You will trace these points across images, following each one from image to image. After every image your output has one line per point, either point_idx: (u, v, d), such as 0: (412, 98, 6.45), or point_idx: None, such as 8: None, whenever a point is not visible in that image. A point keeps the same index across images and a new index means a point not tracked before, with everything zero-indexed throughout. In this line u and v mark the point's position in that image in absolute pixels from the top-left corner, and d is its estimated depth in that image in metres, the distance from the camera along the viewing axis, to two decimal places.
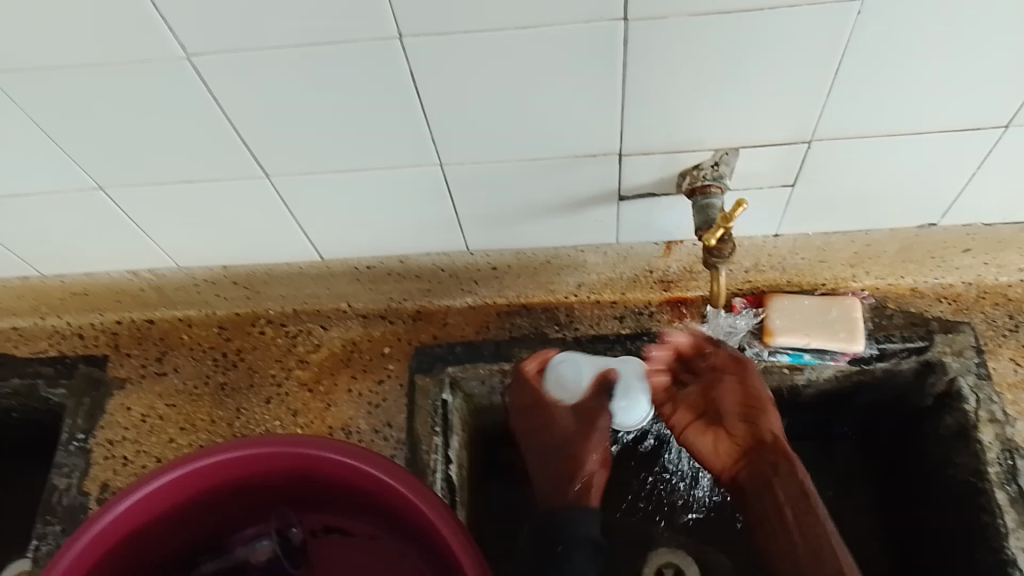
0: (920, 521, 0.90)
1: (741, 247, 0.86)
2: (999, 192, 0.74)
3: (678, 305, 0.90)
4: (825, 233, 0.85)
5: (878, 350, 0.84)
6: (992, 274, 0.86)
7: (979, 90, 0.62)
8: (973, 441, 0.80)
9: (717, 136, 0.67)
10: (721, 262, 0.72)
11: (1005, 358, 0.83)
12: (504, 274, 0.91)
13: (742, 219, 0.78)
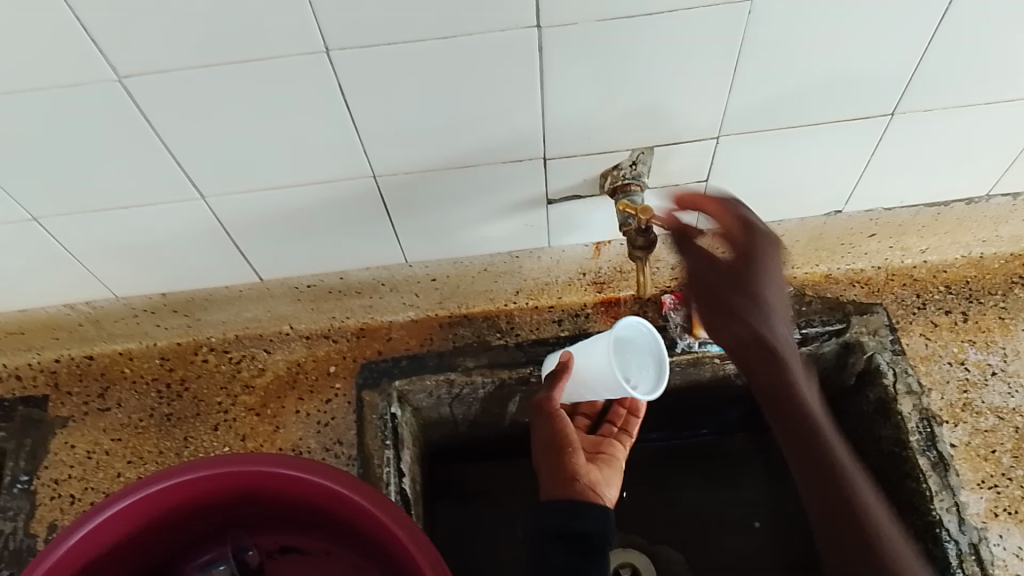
0: None
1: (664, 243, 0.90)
2: (893, 180, 0.81)
3: (612, 305, 0.95)
4: None
5: (800, 335, 0.88)
6: (898, 257, 0.93)
7: (868, 81, 0.68)
8: (894, 414, 0.85)
9: (634, 137, 0.71)
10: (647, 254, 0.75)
11: (916, 334, 0.90)
12: (443, 284, 0.92)
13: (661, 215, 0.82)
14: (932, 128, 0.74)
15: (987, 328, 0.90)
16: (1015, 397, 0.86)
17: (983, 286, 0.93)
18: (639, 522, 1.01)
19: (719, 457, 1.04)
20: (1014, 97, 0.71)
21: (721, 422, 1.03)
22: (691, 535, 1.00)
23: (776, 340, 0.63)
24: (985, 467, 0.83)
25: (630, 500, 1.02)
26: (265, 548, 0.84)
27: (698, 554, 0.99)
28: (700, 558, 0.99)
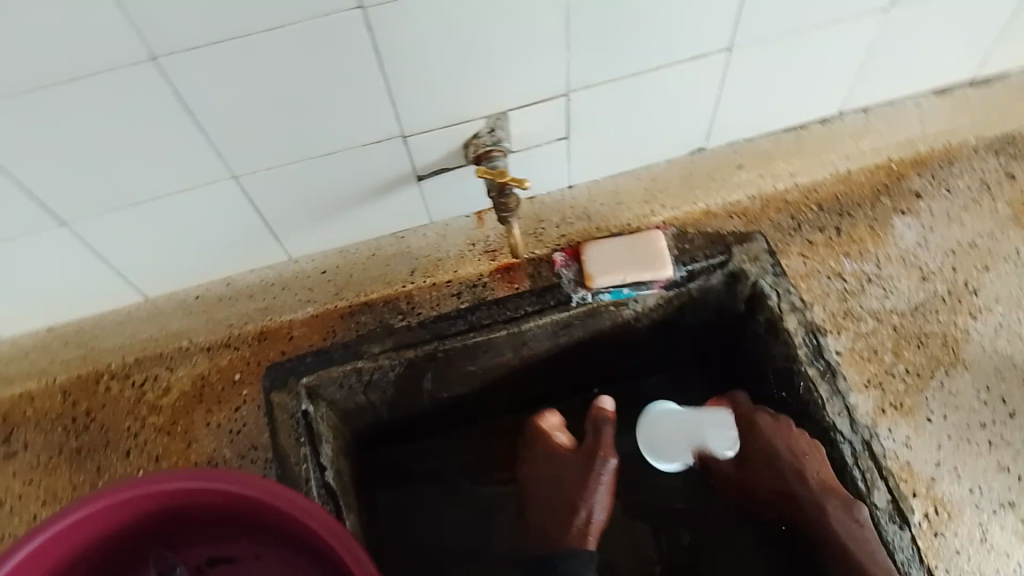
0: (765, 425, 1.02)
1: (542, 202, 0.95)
2: (746, 109, 0.84)
3: (507, 271, 0.96)
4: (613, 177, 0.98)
5: (686, 272, 0.94)
6: (769, 184, 0.98)
7: (703, 15, 0.70)
8: (782, 331, 0.90)
9: (487, 104, 0.73)
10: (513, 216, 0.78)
11: (794, 255, 0.95)
12: (334, 275, 0.95)
13: (535, 174, 0.84)
14: (774, 55, 0.77)
15: (859, 239, 0.96)
16: (890, 299, 0.92)
17: (853, 199, 0.98)
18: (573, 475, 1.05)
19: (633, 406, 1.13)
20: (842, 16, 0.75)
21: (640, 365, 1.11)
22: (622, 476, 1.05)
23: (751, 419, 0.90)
24: (870, 367, 0.89)
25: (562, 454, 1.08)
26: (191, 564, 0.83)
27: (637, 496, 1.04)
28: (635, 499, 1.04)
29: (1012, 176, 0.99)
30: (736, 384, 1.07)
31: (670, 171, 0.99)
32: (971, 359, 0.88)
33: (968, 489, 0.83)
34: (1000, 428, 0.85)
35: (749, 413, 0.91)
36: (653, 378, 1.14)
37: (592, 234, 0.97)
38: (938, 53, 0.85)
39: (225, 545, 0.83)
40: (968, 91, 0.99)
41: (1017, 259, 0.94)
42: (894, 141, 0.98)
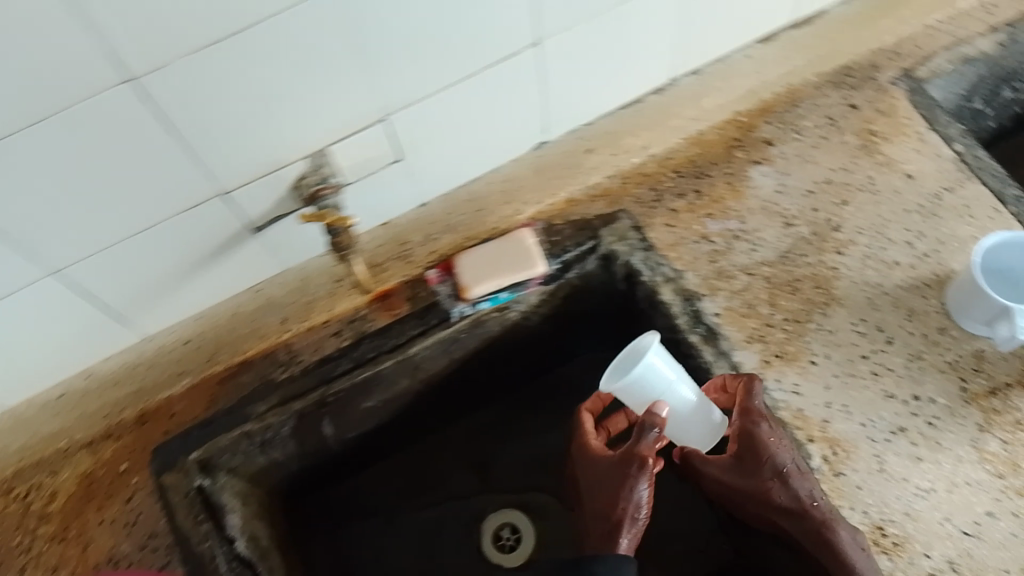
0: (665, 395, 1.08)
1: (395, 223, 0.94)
2: (577, 95, 0.84)
3: (385, 299, 0.95)
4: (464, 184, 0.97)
5: (560, 264, 0.97)
6: (625, 160, 1.00)
7: (495, 16, 0.70)
8: (660, 303, 0.94)
9: (303, 144, 0.72)
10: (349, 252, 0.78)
11: (659, 226, 0.97)
12: (201, 341, 0.93)
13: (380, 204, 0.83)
14: (582, 41, 0.77)
15: (719, 198, 0.97)
16: (757, 252, 0.94)
17: (708, 160, 0.99)
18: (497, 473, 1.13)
19: (553, 393, 1.18)
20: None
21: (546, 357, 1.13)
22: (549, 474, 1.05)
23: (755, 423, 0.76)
24: (750, 323, 0.90)
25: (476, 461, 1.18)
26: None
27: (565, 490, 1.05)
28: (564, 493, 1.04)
29: (856, 107, 0.99)
30: None
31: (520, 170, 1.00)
32: (843, 293, 0.90)
33: (860, 424, 0.84)
34: (880, 355, 0.87)
35: (763, 410, 0.77)
36: (571, 363, 1.17)
37: (461, 245, 0.97)
38: (747, 8, 0.86)
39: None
40: (791, 33, 1.03)
41: (872, 187, 0.94)
42: (734, 96, 1.01)
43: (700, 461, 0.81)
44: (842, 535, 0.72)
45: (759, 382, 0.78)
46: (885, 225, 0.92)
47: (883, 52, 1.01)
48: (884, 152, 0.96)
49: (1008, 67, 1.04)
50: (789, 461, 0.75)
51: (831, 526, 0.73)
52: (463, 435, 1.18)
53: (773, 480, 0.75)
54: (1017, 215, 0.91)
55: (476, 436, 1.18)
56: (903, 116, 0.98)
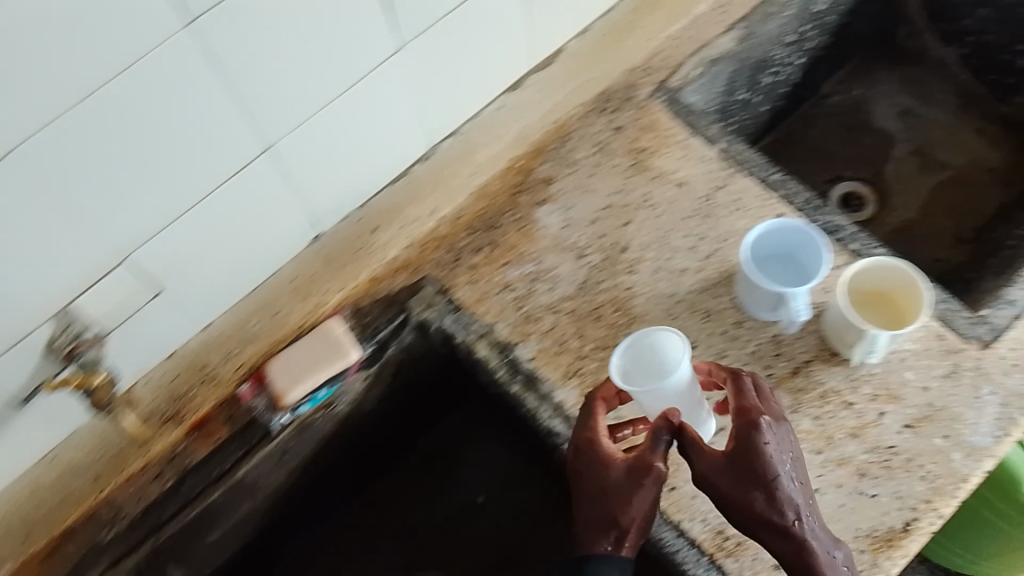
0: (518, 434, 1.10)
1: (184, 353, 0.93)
2: (336, 182, 0.83)
3: (203, 427, 0.93)
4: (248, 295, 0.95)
5: (376, 346, 0.99)
6: (418, 227, 0.98)
7: (205, 136, 0.67)
8: (477, 359, 0.96)
9: (39, 308, 0.68)
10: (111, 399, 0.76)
11: (462, 284, 0.99)
12: (6, 522, 0.87)
13: (153, 338, 0.80)
14: (317, 135, 0.75)
15: (512, 245, 1.00)
16: (558, 288, 0.97)
17: (496, 210, 1.02)
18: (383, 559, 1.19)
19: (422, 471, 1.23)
20: (355, 80, 0.74)
21: (398, 426, 1.15)
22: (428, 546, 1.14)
23: (758, 424, 0.69)
24: (564, 360, 0.93)
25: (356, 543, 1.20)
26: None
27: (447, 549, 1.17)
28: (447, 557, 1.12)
29: (620, 129, 1.03)
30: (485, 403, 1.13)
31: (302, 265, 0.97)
32: (641, 310, 0.94)
33: None
34: None
35: (766, 412, 0.71)
36: (424, 438, 1.23)
37: (268, 352, 0.94)
38: (484, 63, 0.87)
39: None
40: (540, 74, 1.04)
41: (649, 202, 0.99)
42: (506, 142, 1.01)
43: (694, 453, 0.71)
44: (824, 552, 0.67)
45: (746, 372, 0.75)
46: (667, 237, 0.97)
47: (635, 70, 1.04)
48: (654, 166, 1.00)
49: (755, 58, 1.11)
50: (785, 467, 0.68)
51: (812, 543, 0.67)
52: (334, 521, 1.21)
53: (766, 487, 0.67)
54: (784, 197, 0.96)
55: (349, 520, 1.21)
56: (665, 128, 1.02)
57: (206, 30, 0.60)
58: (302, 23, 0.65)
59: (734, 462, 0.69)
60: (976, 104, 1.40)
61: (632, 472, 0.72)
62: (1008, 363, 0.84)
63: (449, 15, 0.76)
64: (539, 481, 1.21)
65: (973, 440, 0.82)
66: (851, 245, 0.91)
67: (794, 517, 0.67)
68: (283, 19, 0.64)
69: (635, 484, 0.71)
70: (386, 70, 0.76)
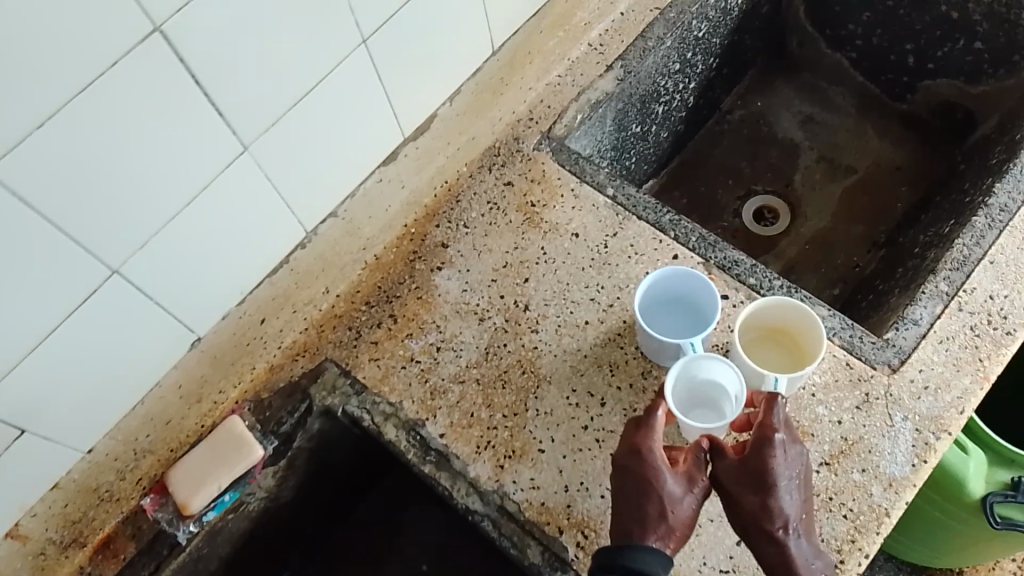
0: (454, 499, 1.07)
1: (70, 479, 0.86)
2: (205, 288, 0.83)
3: (106, 547, 0.88)
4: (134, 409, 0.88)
5: (279, 438, 0.95)
6: (311, 309, 0.97)
7: (43, 269, 0.67)
8: (386, 441, 0.92)
9: None
10: None
11: (366, 362, 0.95)
12: None
13: (22, 473, 0.77)
14: (172, 244, 0.76)
15: (413, 315, 0.97)
16: (463, 355, 0.94)
17: (393, 279, 0.99)
18: None
19: (353, 545, 1.17)
20: (205, 183, 0.75)
21: (327, 504, 1.11)
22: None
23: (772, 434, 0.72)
24: (475, 433, 0.90)
25: None
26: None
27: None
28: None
29: (510, 184, 1.02)
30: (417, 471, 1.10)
31: (188, 370, 0.90)
32: (548, 369, 0.92)
33: (601, 496, 0.84)
34: (599, 420, 0.88)
35: (785, 429, 0.73)
36: (359, 507, 1.18)
37: (166, 460, 0.91)
38: (344, 146, 0.88)
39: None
40: (416, 144, 0.99)
41: (546, 256, 0.97)
42: (396, 209, 1.00)
43: (716, 450, 0.74)
44: (807, 564, 0.68)
45: (780, 399, 0.75)
46: (567, 290, 0.95)
47: (519, 121, 1.06)
48: (546, 219, 0.99)
49: (637, 93, 1.15)
50: (785, 482, 0.71)
51: (796, 554, 0.68)
52: None
53: (764, 495, 0.70)
54: (676, 238, 0.96)
55: None
56: (553, 178, 1.02)
57: (19, 170, 0.60)
58: (131, 141, 0.66)
59: (747, 465, 0.72)
60: (872, 105, 1.41)
61: (689, 483, 0.73)
62: (917, 387, 0.83)
63: (292, 104, 0.78)
64: (470, 545, 1.14)
65: (891, 471, 0.80)
66: (748, 279, 0.92)
67: (782, 527, 0.69)
68: (107, 143, 0.65)
69: (684, 496, 0.72)
70: (234, 171, 0.77)
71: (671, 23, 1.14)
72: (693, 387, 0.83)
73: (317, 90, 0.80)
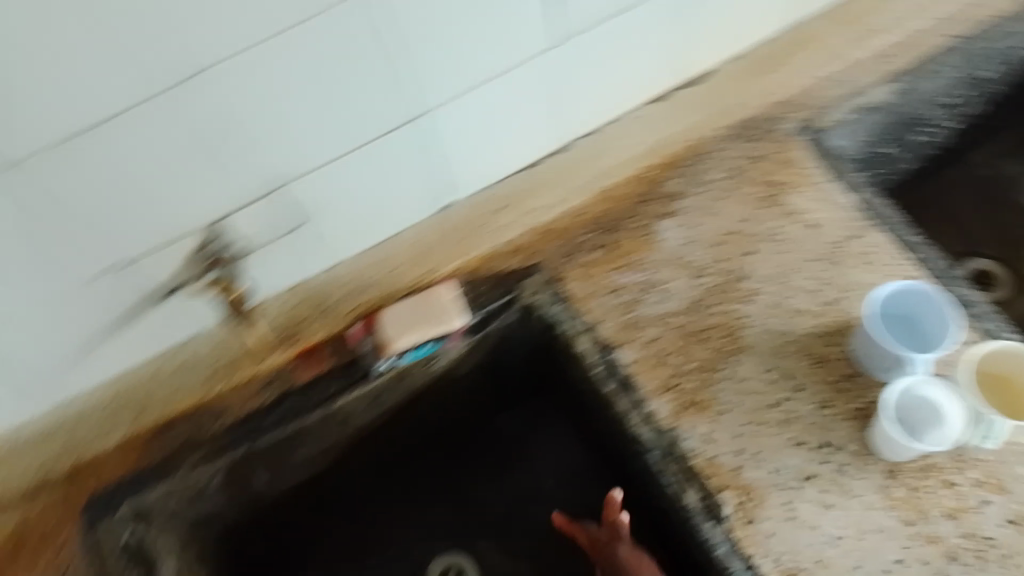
0: (592, 433, 1.10)
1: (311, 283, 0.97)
2: (478, 155, 0.90)
3: (309, 356, 0.96)
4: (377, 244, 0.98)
5: (480, 316, 0.99)
6: (533, 216, 0.98)
7: (372, 91, 0.74)
8: (575, 352, 0.95)
9: (194, 217, 0.77)
10: None
11: (568, 282, 0.96)
12: (128, 403, 0.94)
13: (283, 271, 0.89)
14: (469, 109, 0.83)
15: (627, 252, 0.97)
16: (664, 305, 0.94)
17: (619, 215, 0.99)
18: (449, 525, 1.19)
19: (484, 450, 1.21)
20: (498, 72, 0.80)
21: (482, 401, 1.14)
22: (496, 516, 1.19)
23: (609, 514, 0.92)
24: (662, 373, 0.91)
25: (425, 499, 1.20)
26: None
27: (502, 520, 1.19)
28: (509, 524, 1.18)
29: (754, 158, 1.01)
30: (564, 399, 1.12)
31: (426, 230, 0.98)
32: (753, 341, 0.91)
33: (770, 471, 0.86)
34: (791, 403, 0.88)
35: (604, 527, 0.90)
36: (498, 417, 1.20)
37: (379, 302, 0.96)
38: (626, 69, 0.92)
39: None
40: (681, 93, 1.03)
41: (776, 236, 0.96)
42: (633, 155, 1.00)
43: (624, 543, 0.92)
44: None
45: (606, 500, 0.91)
46: (792, 273, 0.94)
47: (780, 104, 1.03)
48: (784, 203, 0.98)
49: (903, 114, 1.10)
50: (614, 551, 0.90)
51: None
52: (402, 476, 1.20)
53: None
54: (921, 260, 0.93)
55: (417, 482, 1.20)
56: (800, 168, 1.00)
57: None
58: (480, 9, 0.73)
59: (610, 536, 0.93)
60: None
61: None
62: None
63: (602, 19, 0.82)
64: (599, 483, 1.17)
65: None
66: (984, 323, 0.89)
67: None
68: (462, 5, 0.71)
69: None
70: (539, 60, 0.82)
71: (969, 54, 1.08)
72: (899, 395, 0.83)
73: (636, 10, 0.84)
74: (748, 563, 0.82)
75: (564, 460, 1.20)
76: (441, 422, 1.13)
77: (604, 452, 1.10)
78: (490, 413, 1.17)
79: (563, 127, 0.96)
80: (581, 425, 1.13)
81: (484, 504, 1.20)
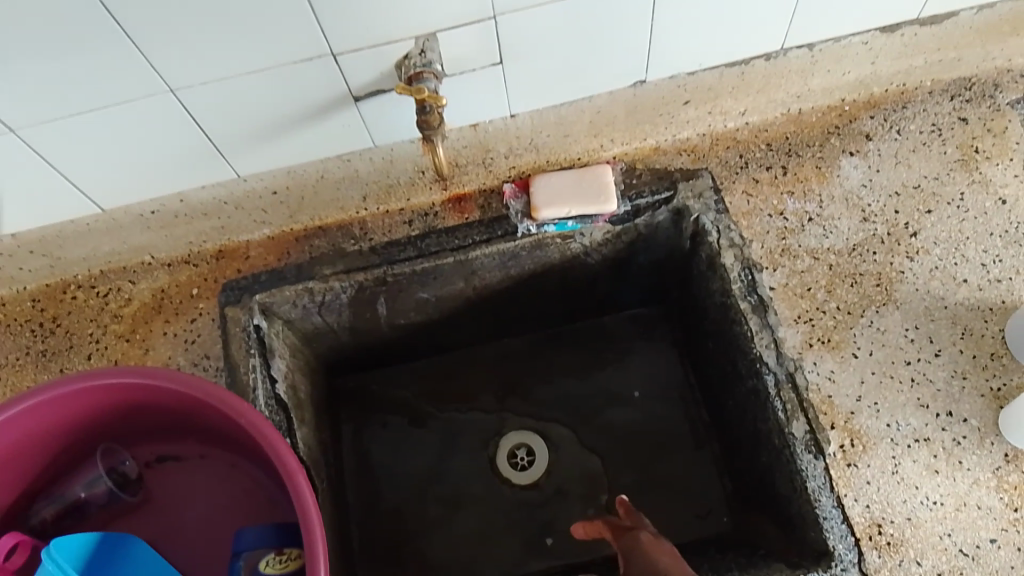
0: (699, 351, 1.11)
1: (485, 130, 1.00)
2: (679, 43, 0.93)
3: (458, 202, 1.00)
4: (556, 107, 0.99)
5: (631, 207, 0.96)
6: (719, 122, 1.00)
7: None
8: (720, 268, 0.93)
9: (414, 26, 0.82)
10: (435, 133, 0.88)
11: (738, 193, 0.96)
12: (286, 197, 0.99)
13: (474, 99, 0.94)
14: None
15: (804, 178, 0.96)
16: (829, 238, 0.94)
17: (802, 139, 0.99)
18: (535, 406, 1.21)
19: (585, 341, 1.24)
20: None
21: (602, 294, 1.17)
22: (579, 412, 1.20)
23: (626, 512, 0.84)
24: (802, 303, 0.90)
25: (520, 379, 1.23)
26: (70, 500, 0.85)
27: (584, 413, 1.19)
28: (593, 421, 1.19)
29: (965, 121, 0.98)
30: (684, 309, 1.13)
31: (614, 101, 0.99)
32: (902, 298, 0.90)
33: (885, 424, 0.85)
34: (924, 365, 0.87)
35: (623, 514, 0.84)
36: (608, 317, 1.24)
37: (541, 167, 1.01)
38: None
39: (149, 527, 0.88)
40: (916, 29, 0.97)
41: (958, 203, 0.94)
42: (844, 82, 0.99)
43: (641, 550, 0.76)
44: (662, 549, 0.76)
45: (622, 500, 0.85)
46: (962, 242, 0.92)
47: (1008, 72, 1.00)
48: (981, 170, 0.96)
49: None
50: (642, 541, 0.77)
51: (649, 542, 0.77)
52: (507, 347, 1.25)
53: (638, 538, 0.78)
54: None
55: (512, 357, 1.24)
56: (1011, 140, 0.97)
57: None
58: None
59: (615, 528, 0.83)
60: None
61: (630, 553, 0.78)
62: None
63: None
64: (687, 402, 1.18)
65: None
66: None
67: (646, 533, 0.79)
68: None
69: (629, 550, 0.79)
70: None
71: None
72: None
73: None
74: (838, 501, 0.81)
75: (660, 376, 1.20)
76: (562, 302, 1.17)
77: (706, 373, 1.11)
78: (603, 307, 1.21)
79: (775, 34, 0.95)
80: (689, 338, 1.16)
81: (571, 396, 1.21)
